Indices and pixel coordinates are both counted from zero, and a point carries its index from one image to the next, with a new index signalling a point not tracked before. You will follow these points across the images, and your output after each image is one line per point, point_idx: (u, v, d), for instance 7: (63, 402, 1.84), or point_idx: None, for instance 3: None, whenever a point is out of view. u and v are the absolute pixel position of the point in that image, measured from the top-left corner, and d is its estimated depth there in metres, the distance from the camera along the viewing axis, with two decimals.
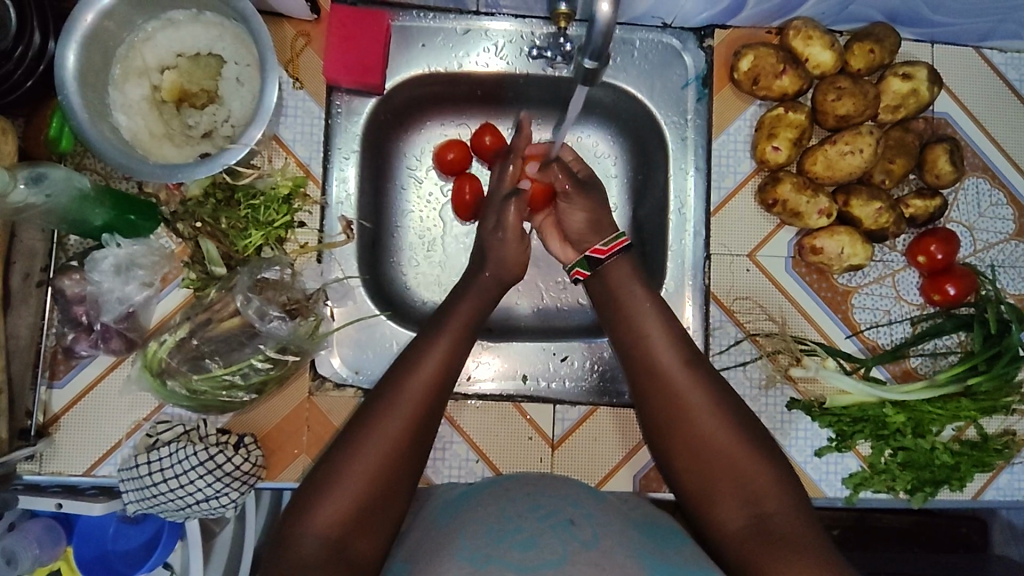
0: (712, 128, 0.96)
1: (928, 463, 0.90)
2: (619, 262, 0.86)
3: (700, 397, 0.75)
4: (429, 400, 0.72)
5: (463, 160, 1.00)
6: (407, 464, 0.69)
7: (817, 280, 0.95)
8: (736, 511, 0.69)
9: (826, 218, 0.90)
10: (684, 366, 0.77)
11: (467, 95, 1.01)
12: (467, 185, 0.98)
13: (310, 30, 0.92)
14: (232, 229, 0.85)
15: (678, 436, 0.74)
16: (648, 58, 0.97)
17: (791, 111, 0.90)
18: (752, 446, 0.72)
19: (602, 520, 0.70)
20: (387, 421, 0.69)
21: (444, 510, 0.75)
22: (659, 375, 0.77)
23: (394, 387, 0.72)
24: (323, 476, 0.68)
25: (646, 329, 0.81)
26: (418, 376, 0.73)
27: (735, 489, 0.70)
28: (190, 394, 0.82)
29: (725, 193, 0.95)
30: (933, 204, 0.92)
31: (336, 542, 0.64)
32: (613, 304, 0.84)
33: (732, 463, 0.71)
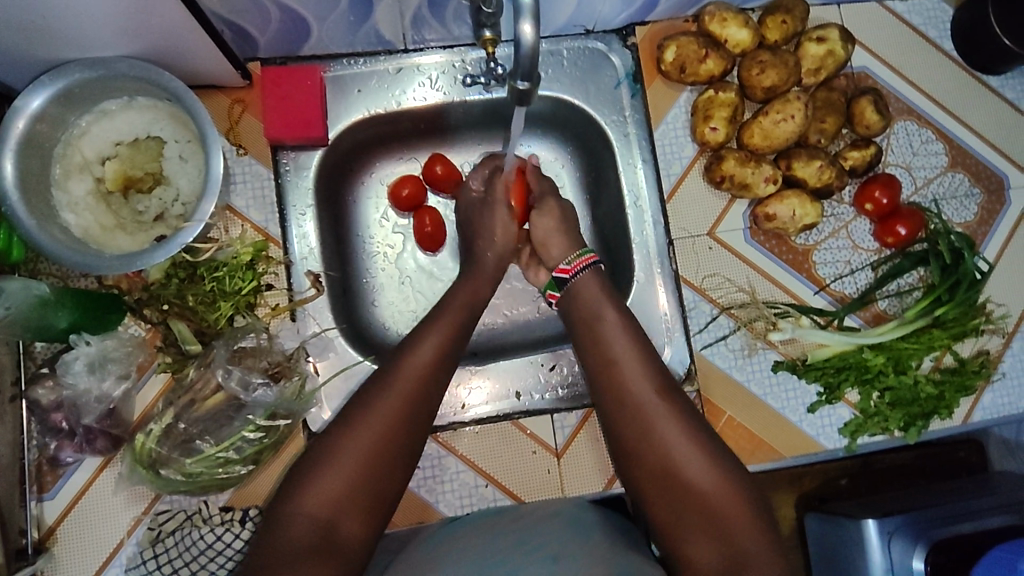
0: (651, 120, 0.99)
1: (914, 398, 0.94)
2: (587, 277, 0.89)
3: (673, 420, 0.76)
4: (419, 390, 0.74)
5: (417, 194, 1.02)
6: (406, 439, 0.72)
7: (776, 245, 0.98)
8: (706, 544, 0.71)
9: (773, 185, 0.94)
10: (654, 387, 0.79)
11: (411, 129, 1.02)
12: (427, 218, 1.01)
13: (244, 96, 0.92)
14: (200, 305, 0.84)
15: (650, 461, 0.75)
16: (578, 64, 1.00)
17: (720, 91, 0.94)
18: (727, 475, 0.73)
19: (587, 560, 0.69)
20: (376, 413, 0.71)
21: (449, 527, 0.83)
22: (632, 400, 0.78)
23: (389, 374, 0.74)
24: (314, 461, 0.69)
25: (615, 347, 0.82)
26: (406, 374, 0.74)
27: (709, 524, 0.71)
28: (187, 478, 0.81)
29: (676, 178, 0.98)
30: (869, 153, 0.96)
31: (326, 524, 0.66)
32: (580, 318, 0.86)
33: (707, 496, 0.72)
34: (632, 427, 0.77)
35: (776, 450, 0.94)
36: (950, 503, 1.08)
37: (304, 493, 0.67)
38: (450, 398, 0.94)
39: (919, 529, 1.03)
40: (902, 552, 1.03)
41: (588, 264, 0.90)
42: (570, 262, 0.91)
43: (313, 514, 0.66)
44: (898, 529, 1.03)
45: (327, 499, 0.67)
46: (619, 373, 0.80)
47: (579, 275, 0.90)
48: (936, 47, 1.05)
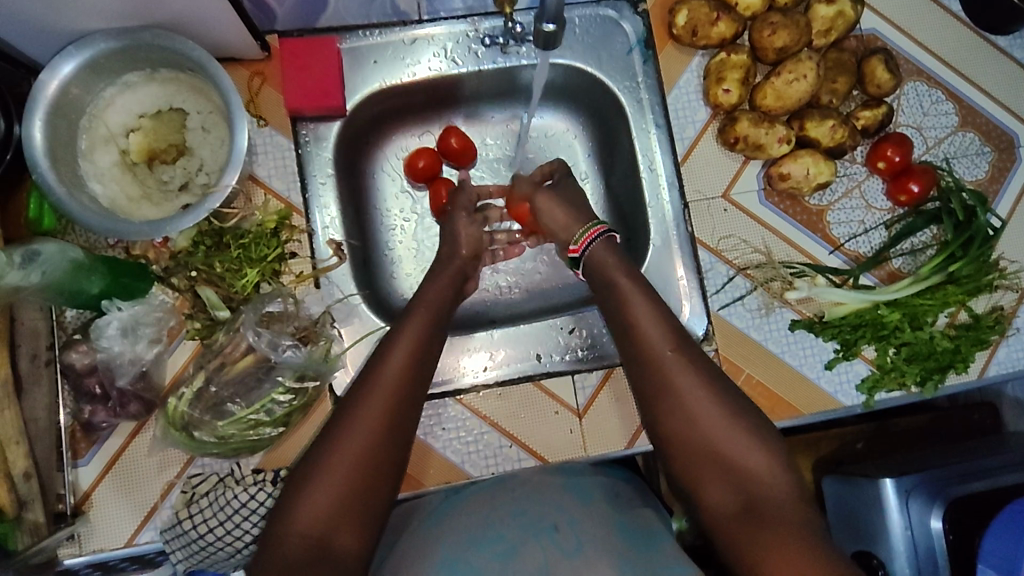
0: (663, 85, 1.01)
1: (930, 352, 0.95)
2: (599, 247, 0.90)
3: (689, 374, 0.79)
4: (397, 398, 0.75)
5: (432, 166, 1.05)
6: (388, 453, 0.73)
7: (790, 206, 0.99)
8: (724, 490, 0.75)
9: (787, 145, 0.95)
10: (668, 344, 0.81)
11: (426, 102, 1.05)
12: (443, 187, 1.04)
13: (263, 68, 0.93)
14: (227, 272, 0.85)
15: (662, 428, 0.79)
16: (590, 32, 1.02)
17: (732, 54, 0.95)
18: (742, 422, 0.77)
19: (586, 523, 0.80)
20: (355, 425, 0.72)
21: (452, 497, 0.87)
22: (649, 362, 0.81)
23: (364, 386, 0.76)
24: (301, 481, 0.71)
25: (631, 304, 0.84)
26: (382, 384, 0.75)
27: (726, 469, 0.75)
28: (219, 440, 0.82)
29: (689, 142, 0.99)
30: (880, 112, 0.97)
31: (317, 540, 0.68)
32: (603, 283, 0.88)
33: (721, 445, 0.76)
34: (650, 392, 0.80)
35: (796, 407, 0.96)
36: (966, 462, 1.10)
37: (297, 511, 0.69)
38: (471, 363, 0.96)
39: (936, 487, 1.04)
40: (920, 511, 1.04)
41: (598, 236, 0.90)
42: (576, 242, 0.91)
43: (306, 529, 0.68)
44: (915, 488, 1.05)
45: (319, 513, 0.68)
46: (640, 339, 0.82)
47: (591, 248, 0.90)
48: (944, 8, 1.05)
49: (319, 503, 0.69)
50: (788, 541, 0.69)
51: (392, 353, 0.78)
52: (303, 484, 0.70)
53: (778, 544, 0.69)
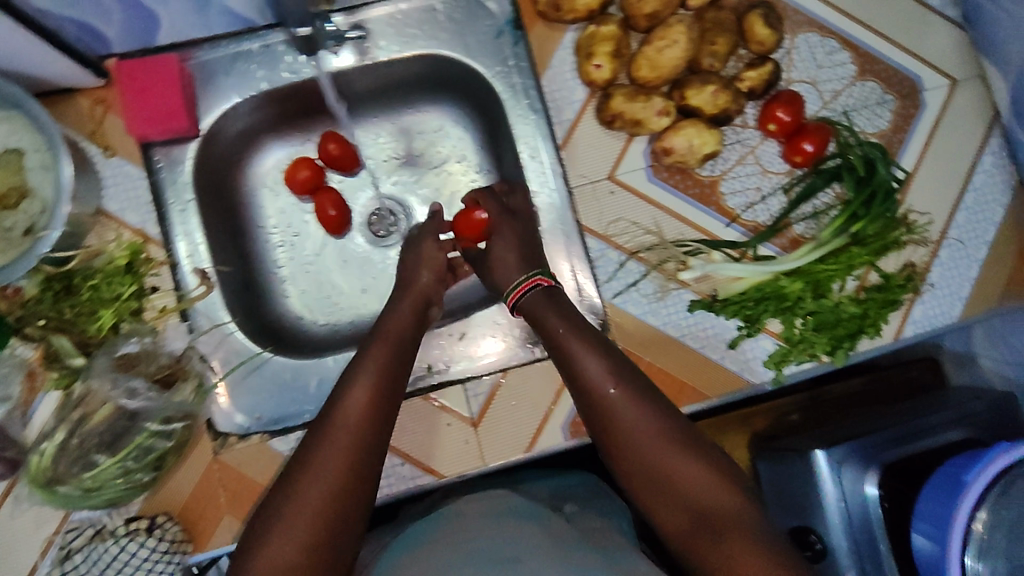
0: (537, 66, 0.95)
1: (838, 321, 0.90)
2: (531, 299, 0.85)
3: (664, 425, 0.72)
4: (364, 436, 0.68)
5: (314, 175, 1.00)
6: (358, 494, 0.65)
7: (681, 180, 0.94)
8: (679, 516, 0.69)
9: (667, 117, 0.89)
10: (626, 397, 0.74)
11: (301, 109, 1.01)
12: (326, 201, 1.00)
13: (106, 95, 0.89)
14: (80, 316, 0.82)
15: (644, 478, 0.71)
16: (454, 17, 0.96)
17: (601, 26, 0.89)
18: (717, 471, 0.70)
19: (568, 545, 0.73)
20: (321, 467, 0.65)
21: (397, 546, 0.78)
22: (609, 417, 0.74)
23: (326, 425, 0.68)
24: (270, 516, 0.63)
25: (583, 358, 0.77)
26: (342, 429, 0.68)
27: (713, 528, 0.66)
28: (87, 492, 0.79)
29: (568, 125, 0.94)
30: (766, 71, 0.90)
31: None
32: (550, 340, 0.81)
33: (704, 499, 0.68)
34: (596, 422, 0.75)
35: (702, 391, 0.91)
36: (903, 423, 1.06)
37: (253, 562, 0.61)
38: None
39: (870, 452, 1.02)
40: (852, 480, 1.01)
41: (530, 287, 0.86)
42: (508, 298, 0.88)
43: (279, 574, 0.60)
44: (848, 456, 1.01)
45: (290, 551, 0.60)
46: (574, 370, 0.77)
47: (527, 298, 0.86)
48: None
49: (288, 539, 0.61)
50: None
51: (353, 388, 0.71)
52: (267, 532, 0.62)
53: None
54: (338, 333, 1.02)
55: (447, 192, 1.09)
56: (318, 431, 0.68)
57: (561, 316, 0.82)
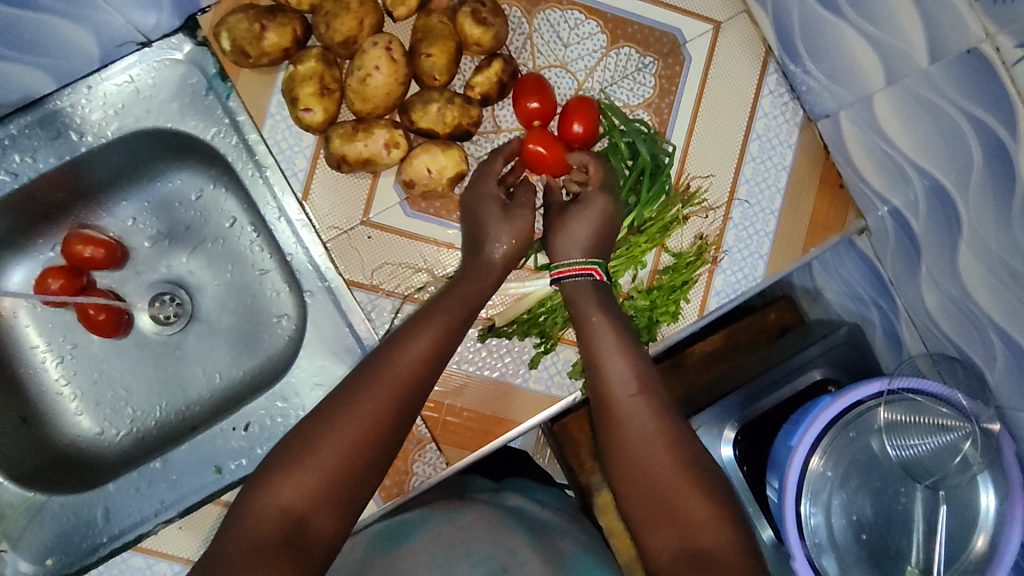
0: (255, 118, 0.87)
1: (627, 318, 0.86)
2: (580, 284, 0.80)
3: (654, 414, 0.70)
4: (412, 394, 0.67)
5: (71, 282, 0.94)
6: (389, 445, 0.65)
7: (442, 207, 0.87)
8: (666, 540, 0.63)
9: (397, 148, 0.82)
10: (636, 390, 0.72)
11: (32, 217, 0.92)
12: (87, 305, 0.92)
13: None
14: None
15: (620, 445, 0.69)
16: (156, 83, 0.86)
17: (299, 64, 0.81)
18: (702, 470, 0.67)
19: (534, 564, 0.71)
20: (369, 406, 0.65)
21: (392, 541, 0.77)
22: (608, 396, 0.72)
23: (383, 369, 0.67)
24: (298, 441, 0.63)
25: (601, 334, 0.77)
26: (392, 375, 0.67)
27: (671, 517, 0.64)
28: None
29: (304, 175, 0.87)
30: (494, 71, 0.83)
31: (296, 514, 0.59)
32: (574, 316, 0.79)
33: (671, 492, 0.65)
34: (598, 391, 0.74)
35: (510, 421, 0.88)
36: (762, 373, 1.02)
37: (275, 484, 0.60)
38: None
39: (737, 405, 1.00)
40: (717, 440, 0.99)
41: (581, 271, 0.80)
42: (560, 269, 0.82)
43: (286, 504, 0.59)
44: (711, 418, 0.99)
45: (307, 487, 0.60)
46: (601, 370, 0.74)
47: (577, 282, 0.80)
48: None
49: (302, 478, 0.60)
50: None
51: (417, 338, 0.70)
52: (292, 454, 0.62)
53: None
54: (143, 442, 0.95)
55: (227, 258, 1.00)
56: (370, 373, 0.67)
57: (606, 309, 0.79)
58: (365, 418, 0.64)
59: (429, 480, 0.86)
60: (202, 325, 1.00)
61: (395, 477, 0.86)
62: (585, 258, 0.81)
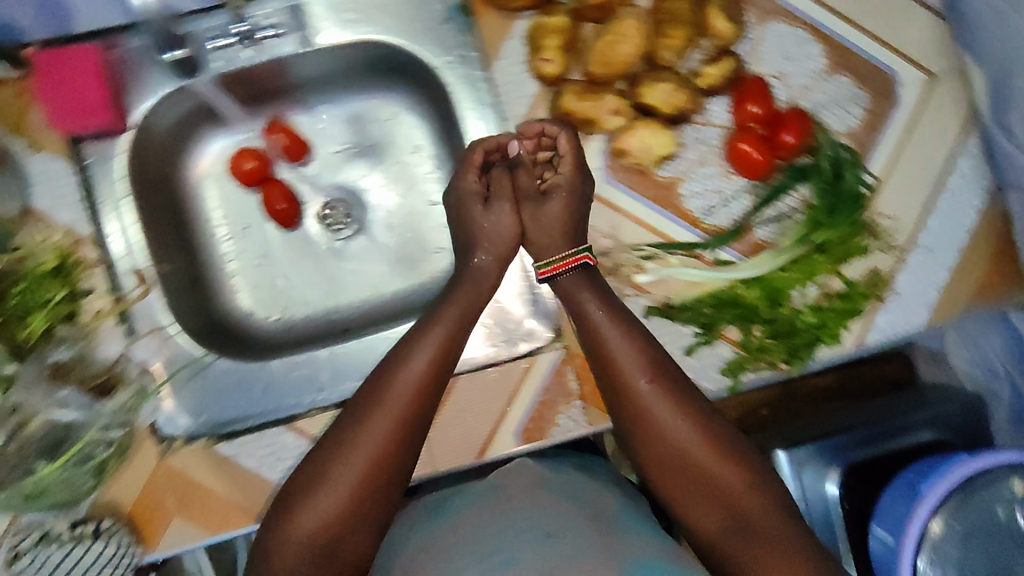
0: (486, 56, 0.89)
1: (794, 330, 0.88)
2: (574, 279, 0.84)
3: (682, 410, 0.78)
4: (414, 408, 0.75)
5: (261, 167, 0.97)
6: (405, 453, 0.75)
7: (638, 181, 0.89)
8: (716, 515, 0.76)
9: (621, 117, 0.85)
10: (653, 380, 0.79)
11: (242, 97, 0.97)
12: (275, 193, 0.97)
13: (27, 85, 0.82)
14: (8, 320, 0.79)
15: (655, 449, 0.79)
16: (399, 4, 0.90)
17: (550, 17, 0.84)
18: (736, 455, 0.77)
19: (579, 531, 0.77)
20: (370, 428, 0.74)
21: (437, 515, 0.88)
22: (629, 392, 0.79)
23: (382, 388, 0.76)
24: (313, 476, 0.73)
25: (613, 343, 0.81)
26: (393, 396, 0.75)
27: (714, 497, 0.76)
28: (27, 501, 0.77)
29: (518, 121, 0.89)
30: (727, 67, 0.86)
31: (328, 543, 0.71)
32: (574, 317, 0.83)
33: (716, 478, 0.76)
34: (616, 400, 0.80)
35: None
36: (886, 420, 1.04)
37: (300, 512, 0.71)
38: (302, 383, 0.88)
39: (837, 450, 1.01)
40: (815, 479, 1.00)
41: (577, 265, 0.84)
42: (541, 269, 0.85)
43: (310, 537, 0.71)
44: (811, 456, 1.00)
45: (315, 524, 0.71)
46: (615, 365, 0.80)
47: (565, 281, 0.85)
48: None
49: (312, 515, 0.71)
50: (777, 568, 0.71)
51: (410, 361, 0.77)
52: (312, 481, 0.73)
53: (770, 564, 0.71)
54: (290, 330, 1.00)
55: (404, 181, 1.04)
56: (367, 398, 0.76)
57: (612, 302, 0.83)
58: (375, 441, 0.73)
59: (568, 434, 0.88)
60: (365, 240, 1.03)
61: (538, 421, 0.88)
62: (573, 249, 0.85)
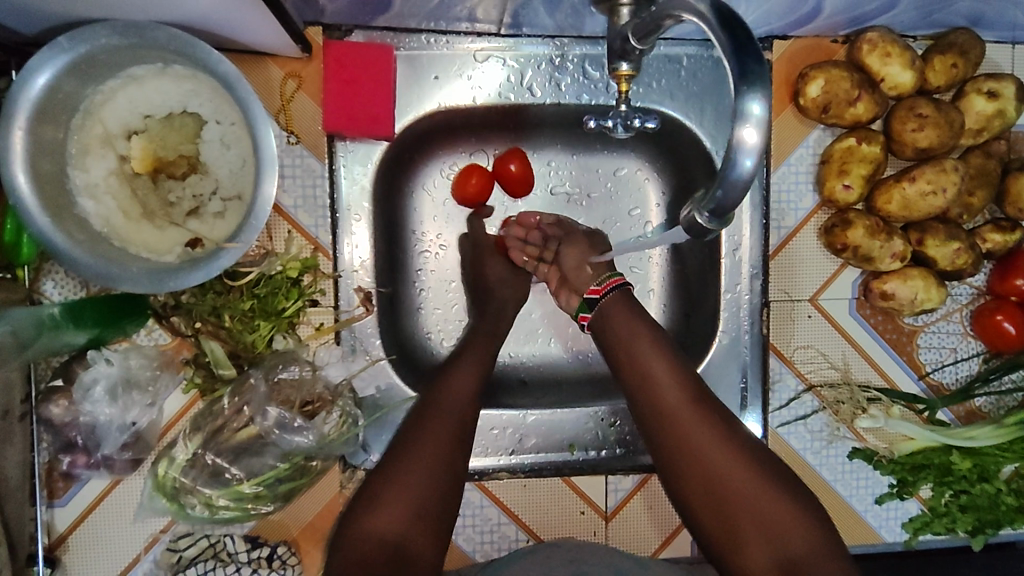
0: (770, 158, 0.84)
1: (991, 506, 0.86)
2: (619, 297, 0.80)
3: (720, 432, 0.71)
4: (464, 420, 0.73)
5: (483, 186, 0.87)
6: (460, 463, 0.71)
7: (882, 322, 0.87)
8: (760, 546, 0.67)
9: (899, 261, 0.81)
10: (689, 399, 0.72)
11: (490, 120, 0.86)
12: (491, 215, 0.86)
13: (300, 69, 0.77)
14: (236, 323, 0.73)
15: (691, 475, 0.71)
16: (698, 78, 0.84)
17: (864, 143, 0.79)
18: (789, 492, 0.69)
19: None
20: (427, 443, 0.70)
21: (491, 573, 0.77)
22: (665, 413, 0.72)
23: (431, 402, 0.73)
24: (366, 499, 0.67)
25: (640, 354, 0.75)
26: (445, 410, 0.72)
27: (762, 527, 0.67)
28: (213, 514, 0.73)
29: (786, 233, 0.85)
30: (1013, 238, 0.83)
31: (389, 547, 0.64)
32: (610, 330, 0.78)
33: (757, 500, 0.68)
34: (654, 423, 0.73)
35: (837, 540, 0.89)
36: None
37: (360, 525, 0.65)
38: (497, 444, 0.85)
39: None
40: None
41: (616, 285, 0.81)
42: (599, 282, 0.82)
43: (377, 543, 0.64)
44: None
45: (394, 517, 0.65)
46: (647, 379, 0.74)
47: (612, 294, 0.80)
48: None
49: (391, 510, 0.66)
50: None
51: (456, 375, 0.76)
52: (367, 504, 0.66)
53: None
54: None
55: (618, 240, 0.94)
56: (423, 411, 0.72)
57: (640, 318, 0.77)
58: (431, 455, 0.69)
59: None
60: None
61: None
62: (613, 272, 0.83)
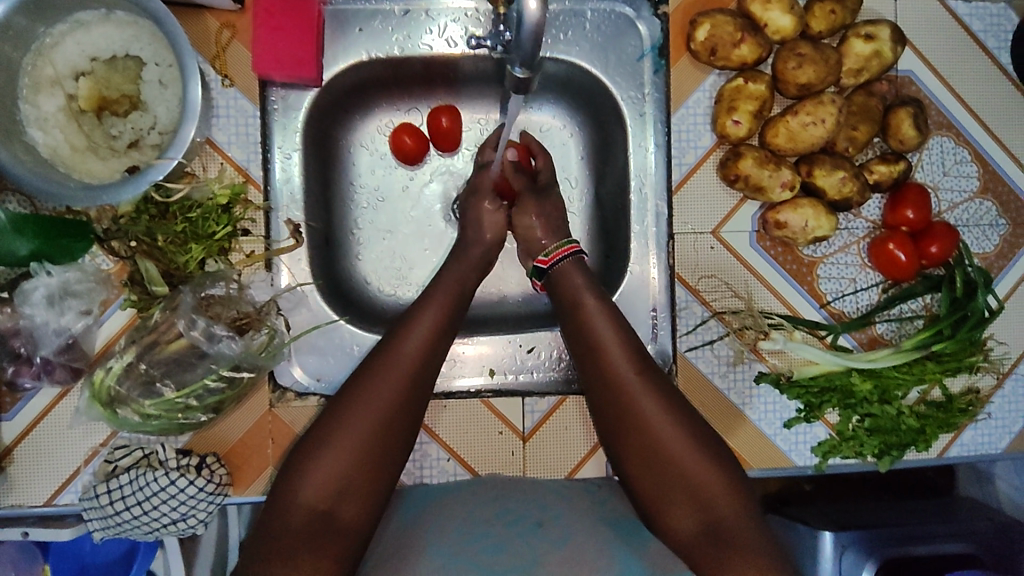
0: (670, 101, 0.92)
1: (894, 427, 0.91)
2: (569, 266, 0.86)
3: (660, 406, 0.75)
4: (416, 376, 0.74)
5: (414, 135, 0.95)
6: (404, 421, 0.72)
7: (782, 253, 0.93)
8: (685, 512, 0.73)
9: (789, 191, 0.88)
10: (635, 373, 0.77)
11: (416, 76, 0.95)
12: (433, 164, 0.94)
13: (235, 21, 0.85)
14: (169, 245, 0.81)
15: (630, 443, 0.76)
16: (601, 29, 0.92)
17: (750, 82, 0.87)
18: (718, 465, 0.74)
19: (570, 517, 0.82)
20: (373, 395, 0.71)
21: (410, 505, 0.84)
22: (613, 384, 0.77)
23: (381, 359, 0.74)
24: (304, 456, 0.70)
25: (595, 326, 0.80)
26: (395, 368, 0.73)
27: (690, 496, 0.73)
28: (144, 420, 0.79)
29: (687, 169, 0.92)
30: (898, 168, 0.90)
31: (324, 510, 0.67)
32: (568, 306, 0.83)
33: (688, 472, 0.73)
34: (602, 392, 0.77)
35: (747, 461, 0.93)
36: (904, 521, 0.94)
37: (303, 480, 0.68)
38: None
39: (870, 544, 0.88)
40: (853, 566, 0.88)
41: (567, 254, 0.87)
42: (547, 254, 0.88)
43: (312, 503, 0.67)
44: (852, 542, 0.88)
45: (332, 472, 0.68)
46: (600, 354, 0.78)
47: (560, 265, 0.86)
48: (992, 58, 0.95)
49: (328, 468, 0.68)
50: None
51: (410, 335, 0.76)
52: (306, 460, 0.69)
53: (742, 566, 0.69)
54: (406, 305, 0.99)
55: None
56: (373, 365, 0.74)
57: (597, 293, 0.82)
58: (374, 411, 0.71)
59: None
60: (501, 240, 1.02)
61: None
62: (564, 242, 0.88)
